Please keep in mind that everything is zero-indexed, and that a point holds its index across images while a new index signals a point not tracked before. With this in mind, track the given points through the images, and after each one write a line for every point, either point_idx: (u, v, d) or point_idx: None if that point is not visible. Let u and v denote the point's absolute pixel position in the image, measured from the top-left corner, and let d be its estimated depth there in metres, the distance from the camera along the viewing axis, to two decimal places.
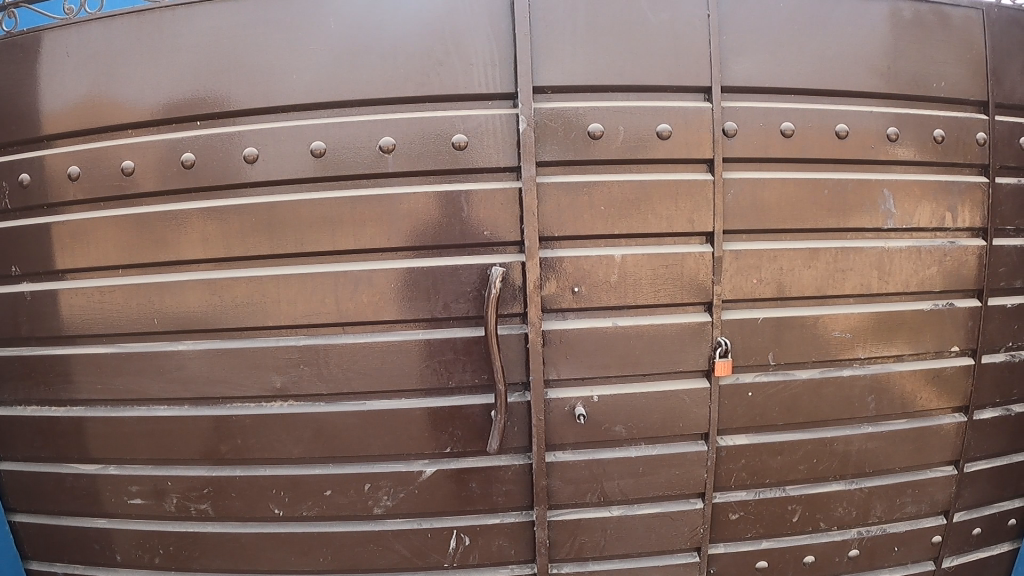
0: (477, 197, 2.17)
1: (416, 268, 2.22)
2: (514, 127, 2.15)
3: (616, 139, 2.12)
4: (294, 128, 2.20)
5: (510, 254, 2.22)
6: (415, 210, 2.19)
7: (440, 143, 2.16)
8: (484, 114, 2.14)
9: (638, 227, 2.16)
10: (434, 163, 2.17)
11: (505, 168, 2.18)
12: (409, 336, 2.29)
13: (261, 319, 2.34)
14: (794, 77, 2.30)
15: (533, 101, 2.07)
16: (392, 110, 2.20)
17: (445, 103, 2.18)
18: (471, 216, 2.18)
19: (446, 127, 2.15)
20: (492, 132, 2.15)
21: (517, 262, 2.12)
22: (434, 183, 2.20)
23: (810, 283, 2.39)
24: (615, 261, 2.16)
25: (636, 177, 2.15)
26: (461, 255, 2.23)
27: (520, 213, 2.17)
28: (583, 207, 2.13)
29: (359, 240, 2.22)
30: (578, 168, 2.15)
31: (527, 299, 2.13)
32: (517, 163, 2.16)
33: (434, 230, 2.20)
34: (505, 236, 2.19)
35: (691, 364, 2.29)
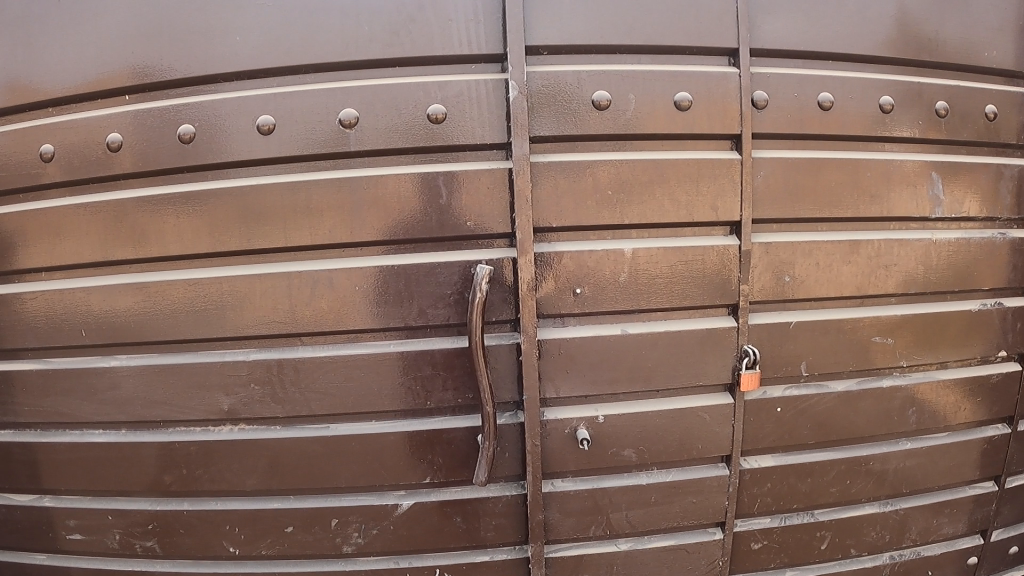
0: (458, 180, 1.79)
1: (384, 267, 1.83)
2: (501, 95, 1.77)
3: (626, 110, 1.75)
4: (237, 101, 1.83)
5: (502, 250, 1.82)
6: (382, 197, 1.80)
7: (412, 114, 1.78)
8: (464, 79, 1.77)
9: (651, 216, 1.79)
10: (405, 140, 1.79)
11: (492, 145, 1.81)
12: (378, 347, 1.91)
13: (205, 329, 1.97)
14: (832, 40, 1.97)
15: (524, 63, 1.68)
16: (355, 77, 1.82)
17: (418, 67, 1.80)
18: (450, 201, 1.77)
19: (420, 96, 1.77)
20: (475, 101, 1.77)
21: (507, 258, 1.73)
22: (405, 164, 1.82)
23: (847, 281, 2.06)
24: (625, 256, 1.79)
25: (648, 154, 1.79)
26: (438, 249, 1.84)
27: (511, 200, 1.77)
28: (586, 190, 1.75)
29: (315, 235, 1.84)
30: (579, 143, 1.76)
31: (518, 303, 1.75)
32: (507, 140, 1.79)
33: (405, 221, 1.82)
34: (492, 224, 1.81)
35: (713, 377, 1.96)
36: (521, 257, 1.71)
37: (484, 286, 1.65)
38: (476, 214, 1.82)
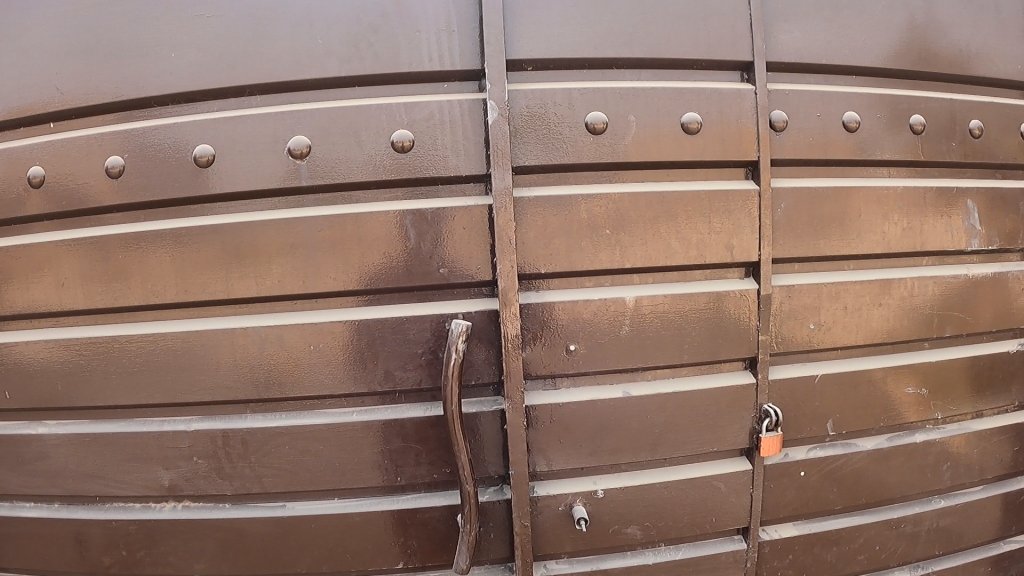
0: (430, 221, 1.45)
1: (348, 321, 1.48)
2: (480, 117, 1.45)
3: (626, 134, 1.48)
4: (173, 129, 1.49)
5: (482, 301, 1.49)
6: (341, 237, 1.46)
7: (371, 143, 1.45)
8: (432, 99, 1.45)
9: (655, 258, 1.52)
10: (365, 172, 1.46)
11: (468, 178, 1.46)
12: (340, 419, 1.52)
13: (140, 393, 1.58)
14: (857, 53, 1.74)
15: (505, 80, 1.41)
16: (302, 99, 1.49)
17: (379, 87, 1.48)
18: (421, 246, 1.46)
19: (383, 121, 1.45)
20: (448, 126, 1.44)
21: (487, 310, 1.46)
22: (367, 202, 1.48)
23: (877, 324, 1.81)
24: (626, 306, 1.51)
25: (651, 187, 1.52)
26: (411, 299, 1.49)
27: (491, 242, 1.46)
28: (581, 230, 1.47)
29: (260, 287, 1.49)
30: (571, 174, 1.49)
31: (502, 364, 1.47)
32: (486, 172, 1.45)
33: (371, 265, 1.47)
34: (470, 271, 1.46)
35: (730, 442, 1.70)
36: (506, 307, 1.42)
37: (462, 344, 1.38)
38: (452, 260, 1.46)
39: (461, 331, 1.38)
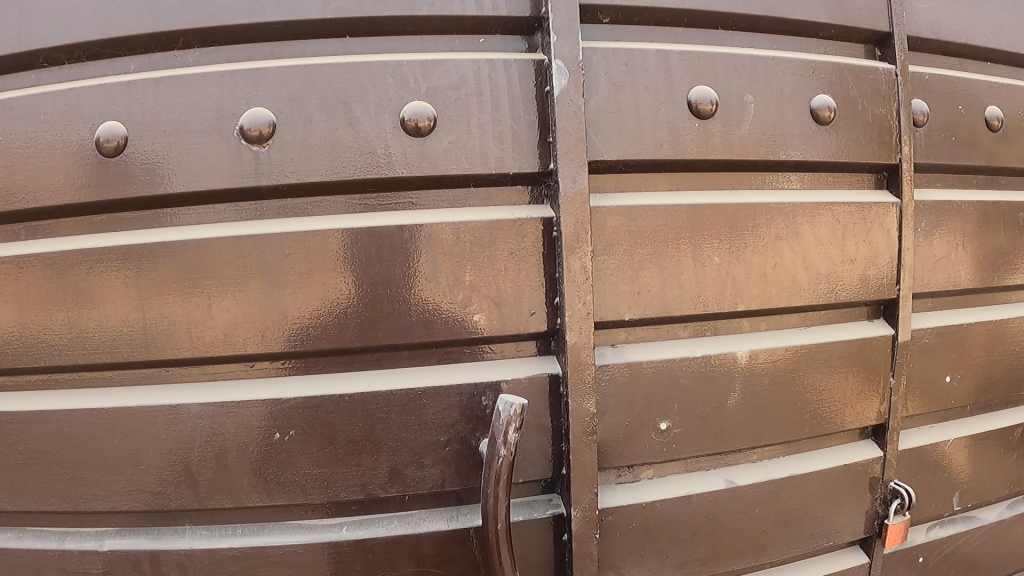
0: (457, 242, 0.94)
1: (330, 395, 0.96)
2: (535, 87, 0.95)
3: (743, 120, 1.03)
4: (63, 97, 0.96)
5: (535, 362, 0.99)
6: (317, 263, 0.94)
7: (370, 122, 0.93)
8: (460, 57, 0.95)
9: (777, 297, 1.07)
10: (357, 166, 0.93)
11: (514, 178, 0.97)
12: (321, 533, 1.02)
13: (25, 498, 1.03)
14: (995, 30, 1.35)
15: (577, 34, 0.94)
16: (263, 54, 0.97)
17: (381, 38, 0.97)
18: (443, 280, 0.94)
19: (389, 88, 0.93)
20: (488, 99, 0.95)
21: (545, 377, 0.97)
22: (358, 215, 0.95)
23: (1015, 373, 1.41)
24: (736, 366, 1.07)
25: (768, 195, 1.08)
26: (427, 362, 0.98)
27: (551, 274, 0.96)
28: (682, 258, 1.00)
29: (198, 346, 0.97)
30: (649, 175, 1.02)
31: (566, 458, 0.98)
32: (543, 165, 0.96)
33: (364, 305, 0.95)
34: (518, 319, 0.96)
35: (849, 535, 1.27)
36: (571, 375, 0.95)
37: (513, 437, 0.89)
38: (497, 302, 0.96)
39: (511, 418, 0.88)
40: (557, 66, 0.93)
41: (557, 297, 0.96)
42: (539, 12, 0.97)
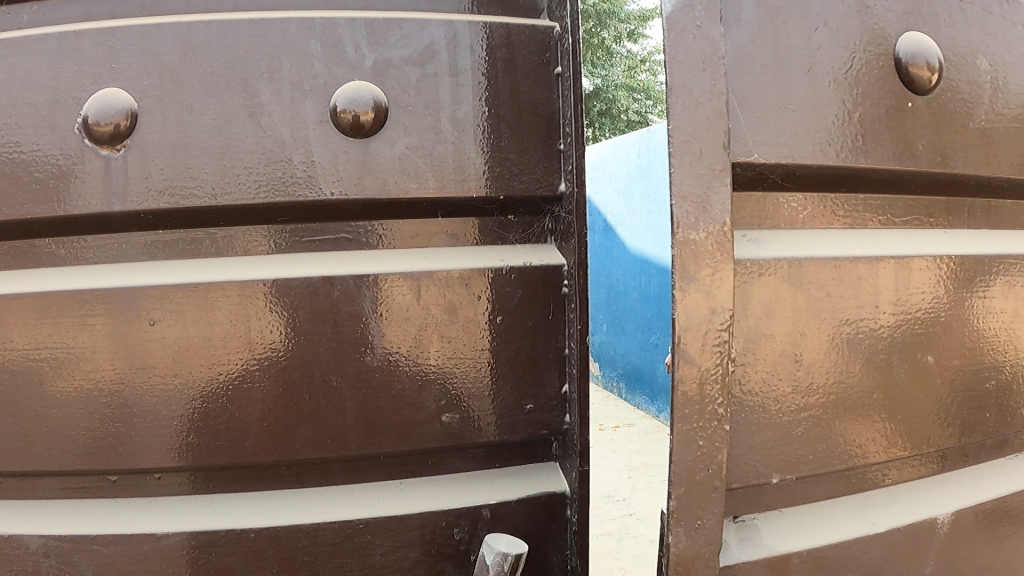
0: (416, 303, 0.61)
1: (228, 528, 0.61)
2: (539, 67, 0.65)
3: (974, 106, 0.61)
4: None
5: (529, 474, 0.68)
6: (201, 332, 0.58)
7: (291, 121, 0.58)
8: (430, 17, 0.62)
9: (993, 425, 0.65)
10: (266, 184, 0.58)
11: (505, 205, 0.65)
12: None
13: None
14: None
15: None
16: (126, 8, 0.58)
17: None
18: (396, 361, 0.61)
19: (315, 62, 0.58)
20: (470, 83, 0.62)
21: (549, 497, 0.66)
22: (272, 256, 0.60)
23: None
24: (941, 542, 0.61)
25: (985, 246, 0.65)
26: (374, 480, 0.64)
27: (555, 349, 0.65)
28: (875, 357, 0.58)
29: (31, 451, 0.58)
30: (529, 219, 0.66)
31: None
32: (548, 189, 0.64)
33: (284, 396, 0.59)
34: (511, 417, 0.65)
35: None
36: (585, 497, 0.66)
37: None
38: (481, 390, 0.63)
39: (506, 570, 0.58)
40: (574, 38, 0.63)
41: (568, 386, 0.65)
42: None
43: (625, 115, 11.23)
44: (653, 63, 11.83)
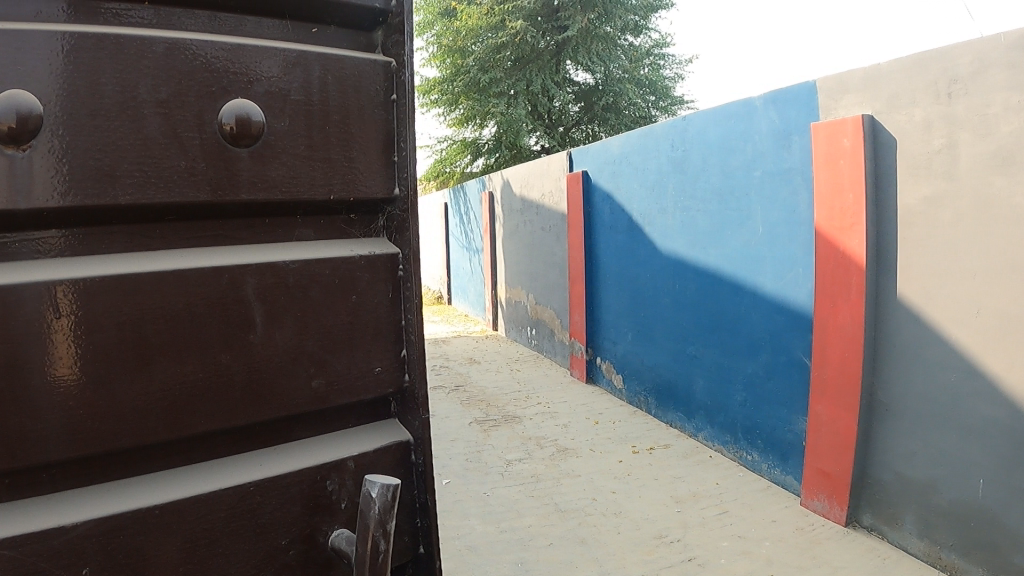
0: (292, 284, 0.75)
1: (130, 508, 0.67)
2: (385, 96, 0.81)
3: None
4: None
5: (377, 426, 0.85)
6: (99, 321, 0.65)
7: (188, 128, 0.67)
8: (305, 48, 0.76)
9: None
10: (171, 184, 0.67)
11: (355, 207, 0.83)
12: None
13: None
14: None
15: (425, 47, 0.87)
16: (19, 10, 0.63)
17: (189, 12, 0.72)
18: (277, 337, 0.73)
19: (207, 79, 0.68)
20: (331, 107, 0.77)
21: (400, 442, 0.85)
22: (111, 257, 0.67)
23: None
24: None
25: None
26: (260, 445, 0.76)
27: (399, 320, 0.84)
28: None
29: None
30: (107, 231, 0.68)
31: (425, 536, 0.87)
32: (389, 195, 0.84)
33: (186, 378, 0.68)
34: (366, 378, 0.82)
35: None
36: (423, 438, 0.89)
37: (393, 524, 0.70)
38: (343, 358, 0.79)
39: (389, 496, 0.69)
40: (409, 77, 0.85)
41: (406, 350, 0.85)
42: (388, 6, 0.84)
43: (627, 108, 12.45)
44: (655, 56, 12.93)
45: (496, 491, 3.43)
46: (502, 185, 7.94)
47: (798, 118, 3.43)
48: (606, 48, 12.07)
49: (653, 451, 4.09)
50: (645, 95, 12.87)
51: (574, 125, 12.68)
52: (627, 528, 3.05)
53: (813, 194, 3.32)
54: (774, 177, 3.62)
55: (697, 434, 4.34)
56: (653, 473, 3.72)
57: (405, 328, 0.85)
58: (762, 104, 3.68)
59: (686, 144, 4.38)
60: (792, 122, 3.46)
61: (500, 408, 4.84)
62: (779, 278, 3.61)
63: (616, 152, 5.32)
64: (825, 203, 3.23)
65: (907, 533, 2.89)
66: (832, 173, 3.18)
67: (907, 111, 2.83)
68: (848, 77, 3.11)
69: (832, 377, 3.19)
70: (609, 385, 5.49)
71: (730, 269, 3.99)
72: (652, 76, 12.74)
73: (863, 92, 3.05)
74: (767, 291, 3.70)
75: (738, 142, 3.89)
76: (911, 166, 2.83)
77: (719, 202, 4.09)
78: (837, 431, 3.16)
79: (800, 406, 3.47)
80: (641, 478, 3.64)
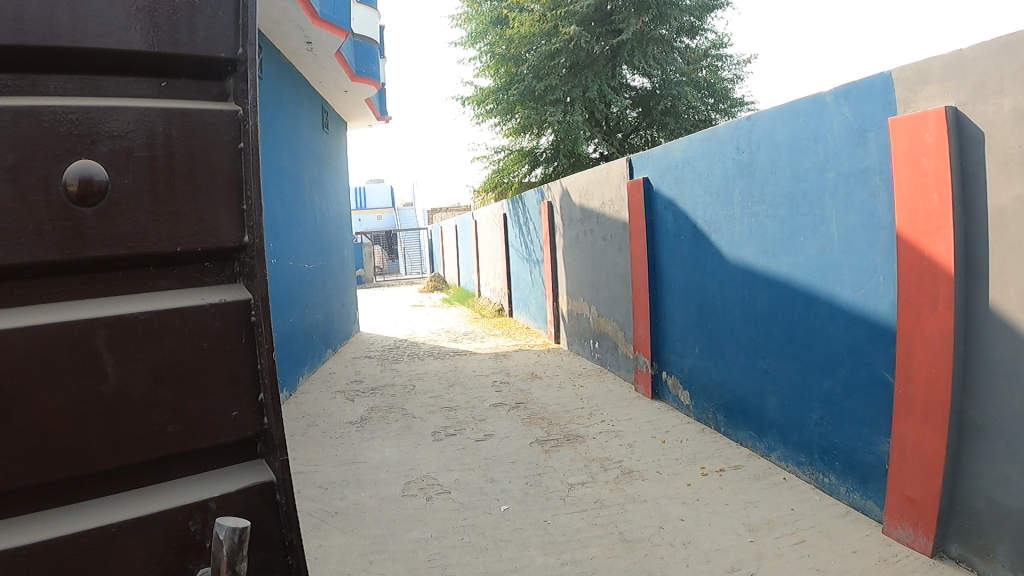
0: (146, 335, 1.05)
1: (60, 511, 1.00)
2: (222, 154, 1.12)
3: None
4: None
5: (236, 453, 1.17)
6: (18, 374, 0.95)
7: (35, 192, 0.96)
8: (151, 111, 1.07)
9: None
10: (22, 242, 0.96)
11: (205, 256, 1.14)
12: None
13: None
14: None
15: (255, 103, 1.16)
16: None
17: (60, 85, 1.03)
18: (143, 383, 1.04)
19: (67, 151, 0.99)
20: (172, 172, 1.07)
21: (264, 482, 1.17)
22: (12, 313, 0.97)
23: None
24: None
25: None
26: (157, 481, 1.08)
27: (248, 371, 1.14)
28: None
29: None
30: (9, 282, 0.97)
31: (290, 559, 1.21)
32: (229, 242, 1.14)
33: (68, 410, 0.98)
34: (223, 413, 1.12)
35: None
36: (284, 480, 1.20)
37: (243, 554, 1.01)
38: (203, 402, 1.10)
39: (237, 535, 1.00)
40: (253, 125, 1.15)
41: (262, 395, 1.16)
42: (224, 70, 1.17)
43: (685, 112, 12.26)
44: (711, 58, 12.67)
45: (557, 517, 3.19)
46: (561, 194, 7.82)
47: (874, 112, 3.18)
48: (662, 51, 11.87)
49: (724, 473, 3.87)
50: (704, 98, 12.58)
51: (631, 132, 12.51)
52: (697, 560, 2.83)
53: (895, 196, 3.06)
54: (849, 178, 3.37)
55: (770, 454, 4.09)
56: (724, 497, 3.51)
57: (256, 375, 1.16)
58: (833, 100, 3.44)
59: (753, 146, 4.15)
60: (868, 118, 3.21)
61: (563, 426, 4.71)
62: (859, 287, 3.34)
63: (677, 156, 5.13)
64: (907, 205, 2.97)
65: (1000, 567, 2.62)
66: (914, 172, 2.92)
67: (993, 102, 2.58)
68: (926, 68, 2.86)
69: (919, 396, 2.92)
70: (676, 401, 5.26)
71: (804, 278, 3.74)
72: (709, 77, 12.47)
73: (944, 83, 2.80)
74: (846, 301, 3.43)
75: (808, 142, 3.65)
76: (1001, 162, 2.57)
77: (790, 205, 3.85)
78: (924, 455, 2.89)
79: (883, 426, 3.20)
80: (711, 503, 3.44)
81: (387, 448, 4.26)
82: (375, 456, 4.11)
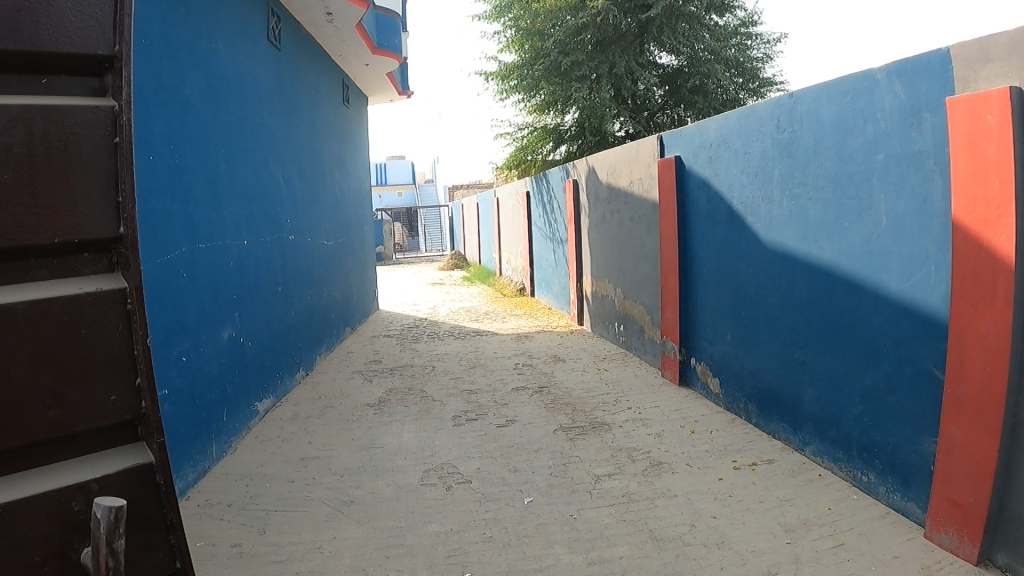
0: (21, 322, 1.04)
1: None
2: (99, 149, 1.14)
3: None
4: None
5: (112, 433, 1.17)
6: None
7: None
8: (28, 106, 1.08)
9: None
10: None
11: (82, 245, 1.14)
12: None
13: None
14: None
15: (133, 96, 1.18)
16: None
17: None
18: (18, 366, 1.05)
19: None
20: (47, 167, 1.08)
21: (143, 463, 1.18)
22: None
23: None
24: None
25: None
26: (38, 465, 1.09)
27: (125, 354, 1.16)
28: None
29: None
30: None
31: (172, 537, 1.22)
32: (108, 232, 1.15)
33: None
34: (103, 396, 1.14)
35: None
36: (162, 461, 1.21)
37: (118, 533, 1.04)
38: (81, 386, 1.11)
39: (112, 515, 1.03)
40: (129, 118, 1.17)
41: (139, 378, 1.18)
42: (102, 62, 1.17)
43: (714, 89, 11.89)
44: (741, 35, 12.29)
45: (583, 512, 3.05)
46: (587, 173, 7.59)
47: (928, 92, 2.94)
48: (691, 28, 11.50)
49: (757, 468, 3.70)
50: (733, 75, 12.21)
51: (658, 110, 12.18)
52: (732, 563, 2.68)
53: (951, 182, 2.82)
54: (900, 161, 3.13)
55: (804, 448, 3.92)
56: (758, 495, 3.35)
57: (133, 360, 1.17)
58: (885, 78, 3.20)
59: (795, 126, 3.92)
60: (921, 98, 2.98)
61: (588, 413, 4.57)
62: (906, 279, 3.13)
63: (712, 134, 4.90)
64: (964, 192, 2.75)
65: None
66: (973, 157, 2.70)
67: None
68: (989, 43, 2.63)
69: (970, 396, 2.73)
70: (705, 389, 5.10)
71: (848, 266, 3.53)
72: (739, 54, 12.09)
73: (1007, 61, 2.57)
74: (892, 292, 3.22)
75: (856, 122, 3.41)
76: None
77: (834, 190, 3.62)
78: (973, 458, 2.71)
79: (930, 426, 3.00)
80: (744, 500, 3.29)
81: (406, 433, 4.15)
82: (393, 441, 4.00)
